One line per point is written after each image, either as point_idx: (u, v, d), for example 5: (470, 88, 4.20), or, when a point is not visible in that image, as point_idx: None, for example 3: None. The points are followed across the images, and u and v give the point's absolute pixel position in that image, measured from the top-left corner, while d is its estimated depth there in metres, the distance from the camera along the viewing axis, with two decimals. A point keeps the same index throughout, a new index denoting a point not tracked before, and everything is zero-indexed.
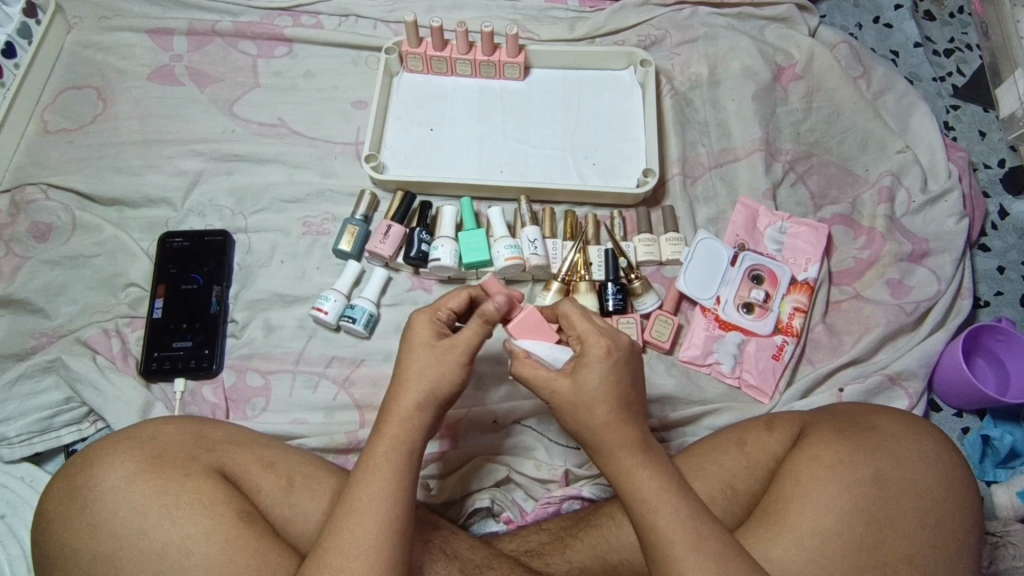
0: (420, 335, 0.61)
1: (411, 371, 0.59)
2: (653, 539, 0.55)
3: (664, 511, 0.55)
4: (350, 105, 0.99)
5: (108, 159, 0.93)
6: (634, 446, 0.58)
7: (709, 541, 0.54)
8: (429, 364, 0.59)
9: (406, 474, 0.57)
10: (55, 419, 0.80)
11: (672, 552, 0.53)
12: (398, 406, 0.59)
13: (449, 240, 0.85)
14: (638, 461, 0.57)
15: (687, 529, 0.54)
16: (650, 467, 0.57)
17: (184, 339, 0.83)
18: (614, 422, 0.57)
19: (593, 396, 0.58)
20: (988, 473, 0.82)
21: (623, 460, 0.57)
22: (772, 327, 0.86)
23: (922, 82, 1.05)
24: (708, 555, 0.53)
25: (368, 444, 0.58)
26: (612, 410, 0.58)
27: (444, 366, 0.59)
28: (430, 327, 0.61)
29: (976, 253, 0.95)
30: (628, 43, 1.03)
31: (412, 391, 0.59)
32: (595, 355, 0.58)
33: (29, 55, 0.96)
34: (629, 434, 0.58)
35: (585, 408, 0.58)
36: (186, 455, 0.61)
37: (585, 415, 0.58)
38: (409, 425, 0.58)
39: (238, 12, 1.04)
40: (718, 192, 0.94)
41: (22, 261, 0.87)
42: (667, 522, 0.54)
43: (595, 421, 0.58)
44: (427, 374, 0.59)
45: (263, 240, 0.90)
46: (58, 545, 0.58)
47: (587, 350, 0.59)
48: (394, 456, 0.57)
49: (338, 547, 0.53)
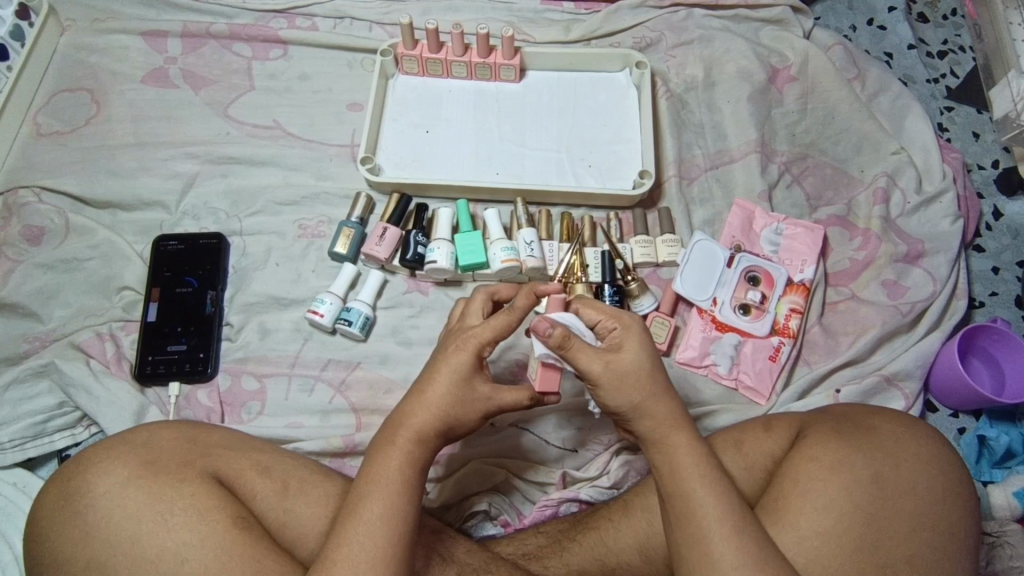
0: (461, 374, 0.59)
1: (434, 404, 0.58)
2: (691, 523, 0.55)
3: (705, 491, 0.55)
4: (346, 107, 0.99)
5: (102, 161, 0.93)
6: (673, 425, 0.58)
7: (747, 526, 0.55)
8: (456, 406, 0.59)
9: (414, 485, 0.57)
10: (48, 424, 0.80)
11: (712, 536, 0.54)
12: (409, 422, 0.58)
13: (446, 242, 0.85)
14: (679, 440, 0.58)
15: (727, 514, 0.55)
16: (692, 448, 0.57)
17: (179, 342, 0.83)
18: (655, 399, 0.58)
19: (638, 374, 0.58)
20: (984, 473, 0.83)
21: (662, 440, 0.58)
22: (769, 328, 0.86)
23: (916, 84, 1.06)
24: (746, 540, 0.54)
25: (375, 453, 0.58)
26: (654, 388, 0.58)
27: (471, 412, 0.60)
28: (474, 367, 0.60)
29: (971, 253, 0.95)
30: (624, 45, 1.03)
31: (430, 414, 0.58)
32: (637, 333, 0.60)
33: (22, 57, 0.95)
34: (668, 412, 0.59)
35: (629, 382, 0.58)
36: (181, 460, 0.61)
37: (630, 390, 0.58)
38: (419, 438, 0.58)
39: (233, 15, 1.03)
40: (714, 193, 0.95)
41: (15, 264, 0.86)
42: (708, 504, 0.55)
43: (638, 396, 0.58)
44: (454, 403, 0.59)
45: (258, 243, 0.90)
46: (52, 551, 0.57)
47: (628, 329, 0.60)
48: (401, 469, 0.56)
49: (346, 555, 0.53)
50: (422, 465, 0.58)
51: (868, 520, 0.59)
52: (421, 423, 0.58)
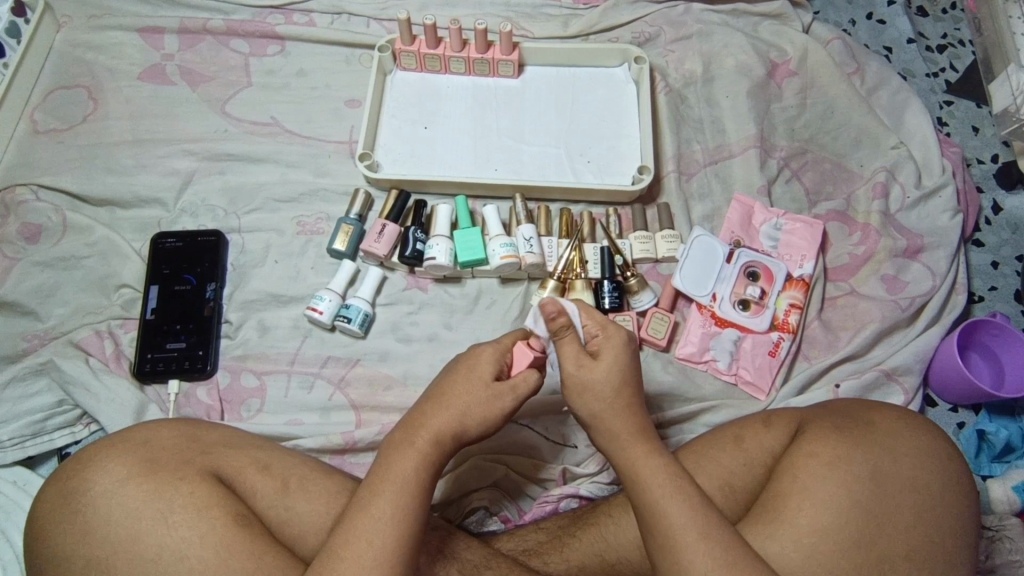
0: (483, 370, 0.61)
1: (457, 403, 0.60)
2: (661, 529, 0.55)
3: (671, 496, 0.56)
4: (344, 103, 0.98)
5: (99, 159, 0.93)
6: (633, 436, 0.60)
7: (718, 532, 0.54)
8: (474, 400, 0.60)
9: (429, 488, 0.57)
10: (47, 422, 0.79)
11: (684, 541, 0.54)
12: (431, 424, 0.59)
13: (445, 238, 0.85)
14: (640, 450, 0.59)
15: (696, 519, 0.55)
16: (656, 455, 0.58)
17: (178, 340, 0.83)
18: (617, 409, 0.60)
19: (602, 385, 0.60)
20: (984, 467, 0.83)
21: (625, 451, 0.59)
22: (768, 323, 0.86)
23: (916, 78, 1.05)
24: (716, 543, 0.54)
25: (396, 455, 0.58)
26: (616, 399, 0.60)
27: (491, 409, 0.60)
28: (495, 366, 0.62)
29: (971, 247, 0.95)
30: (622, 40, 1.03)
31: (450, 415, 0.59)
32: (615, 342, 0.61)
33: (18, 55, 0.95)
34: (629, 424, 0.60)
35: (588, 394, 0.60)
36: (180, 458, 0.61)
37: (590, 400, 0.60)
38: (437, 441, 0.59)
39: (230, 11, 1.03)
40: (713, 188, 0.94)
41: (13, 262, 0.86)
42: (677, 511, 0.55)
43: (599, 406, 0.60)
44: (471, 409, 0.60)
45: (257, 240, 0.90)
46: (51, 550, 0.57)
47: (609, 338, 0.61)
48: (416, 470, 0.57)
49: (350, 551, 0.53)
50: (437, 469, 0.58)
51: (863, 519, 0.59)
52: (442, 425, 0.59)
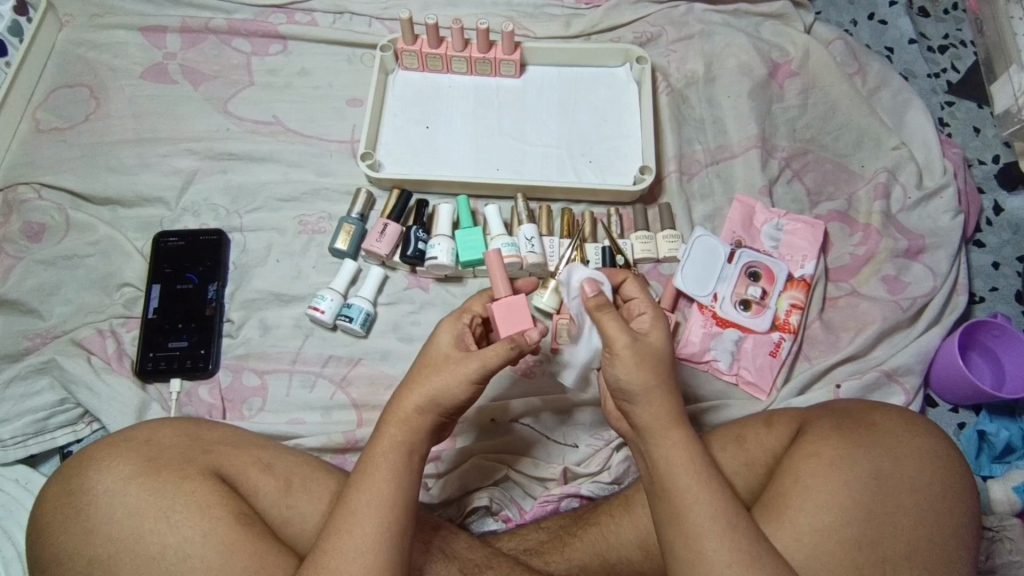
0: (444, 344, 0.61)
1: (423, 378, 0.59)
2: (685, 518, 0.55)
3: (701, 489, 0.55)
4: (345, 102, 0.98)
5: (101, 158, 0.93)
6: (674, 420, 0.58)
7: (741, 524, 0.55)
8: (439, 372, 0.59)
9: (406, 471, 0.56)
10: (50, 420, 0.80)
11: (709, 532, 0.54)
12: (399, 407, 0.58)
13: (446, 238, 0.84)
14: (677, 435, 0.57)
15: (722, 510, 0.55)
16: (690, 443, 0.57)
17: (180, 338, 0.83)
18: (661, 393, 0.58)
19: (655, 362, 0.58)
20: (984, 468, 0.83)
21: (661, 433, 0.57)
22: (769, 323, 0.86)
23: (917, 79, 1.06)
24: (739, 535, 0.54)
25: (372, 442, 0.58)
26: (662, 379, 0.58)
27: (455, 375, 0.58)
28: (454, 338, 0.62)
29: (972, 248, 0.95)
30: (624, 40, 1.03)
31: (418, 392, 0.58)
32: (660, 327, 0.61)
33: (20, 53, 0.95)
34: (670, 405, 0.58)
35: (645, 365, 0.57)
36: (182, 457, 0.61)
37: (647, 372, 0.57)
38: (407, 422, 0.58)
39: (233, 10, 1.03)
40: (714, 188, 0.94)
41: (16, 261, 0.86)
42: (704, 503, 0.55)
43: (651, 380, 0.57)
44: (435, 381, 0.58)
45: (259, 239, 0.90)
46: (54, 550, 0.58)
47: (656, 321, 0.61)
48: (391, 453, 0.56)
49: (344, 549, 0.53)
50: (415, 452, 0.58)
51: (869, 518, 0.59)
52: (409, 406, 0.58)
